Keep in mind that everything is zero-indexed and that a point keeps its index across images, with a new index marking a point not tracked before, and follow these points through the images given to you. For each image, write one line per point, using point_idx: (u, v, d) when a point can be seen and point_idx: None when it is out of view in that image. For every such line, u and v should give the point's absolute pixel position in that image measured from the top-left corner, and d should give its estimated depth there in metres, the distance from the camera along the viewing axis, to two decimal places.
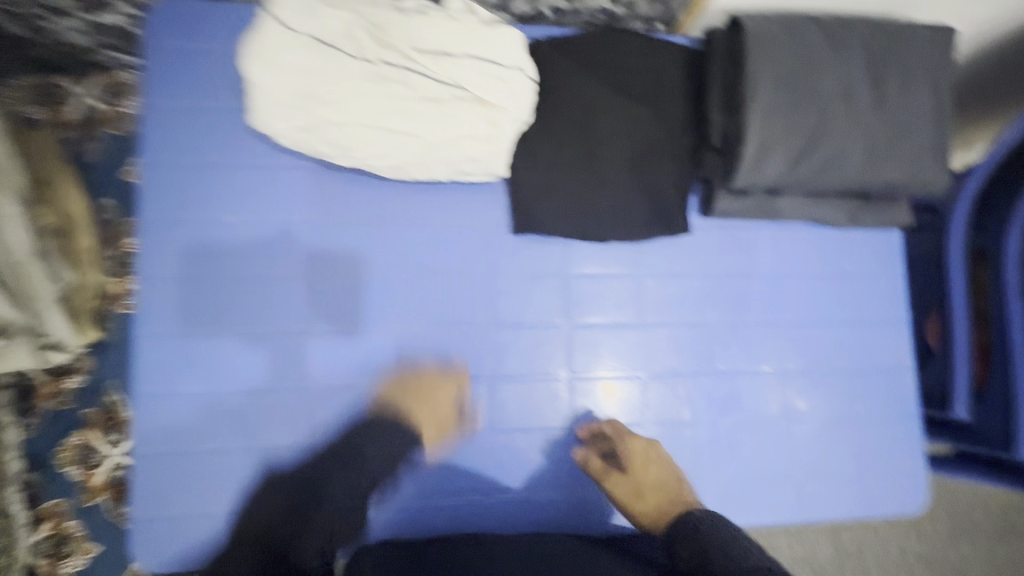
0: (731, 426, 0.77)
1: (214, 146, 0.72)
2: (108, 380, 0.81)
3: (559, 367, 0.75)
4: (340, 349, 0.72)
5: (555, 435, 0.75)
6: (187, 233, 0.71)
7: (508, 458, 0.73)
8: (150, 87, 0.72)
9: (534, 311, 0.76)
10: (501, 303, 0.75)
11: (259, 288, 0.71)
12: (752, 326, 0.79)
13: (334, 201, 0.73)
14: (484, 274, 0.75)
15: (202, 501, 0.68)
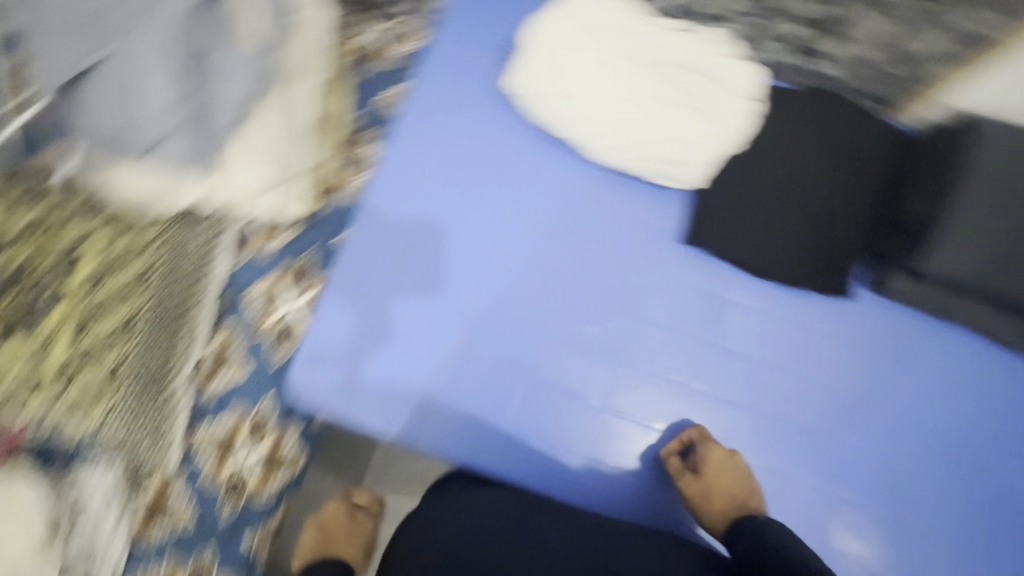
0: (830, 500, 0.75)
1: (467, 91, 0.88)
2: (307, 247, 0.97)
3: (679, 374, 0.79)
4: (493, 290, 0.82)
5: (653, 432, 0.78)
6: (422, 151, 0.87)
7: (603, 433, 0.78)
8: (440, 36, 0.90)
9: (670, 323, 0.80)
10: (642, 305, 0.81)
11: (457, 211, 0.85)
12: (883, 411, 0.77)
13: (535, 169, 0.85)
14: (634, 274, 0.82)
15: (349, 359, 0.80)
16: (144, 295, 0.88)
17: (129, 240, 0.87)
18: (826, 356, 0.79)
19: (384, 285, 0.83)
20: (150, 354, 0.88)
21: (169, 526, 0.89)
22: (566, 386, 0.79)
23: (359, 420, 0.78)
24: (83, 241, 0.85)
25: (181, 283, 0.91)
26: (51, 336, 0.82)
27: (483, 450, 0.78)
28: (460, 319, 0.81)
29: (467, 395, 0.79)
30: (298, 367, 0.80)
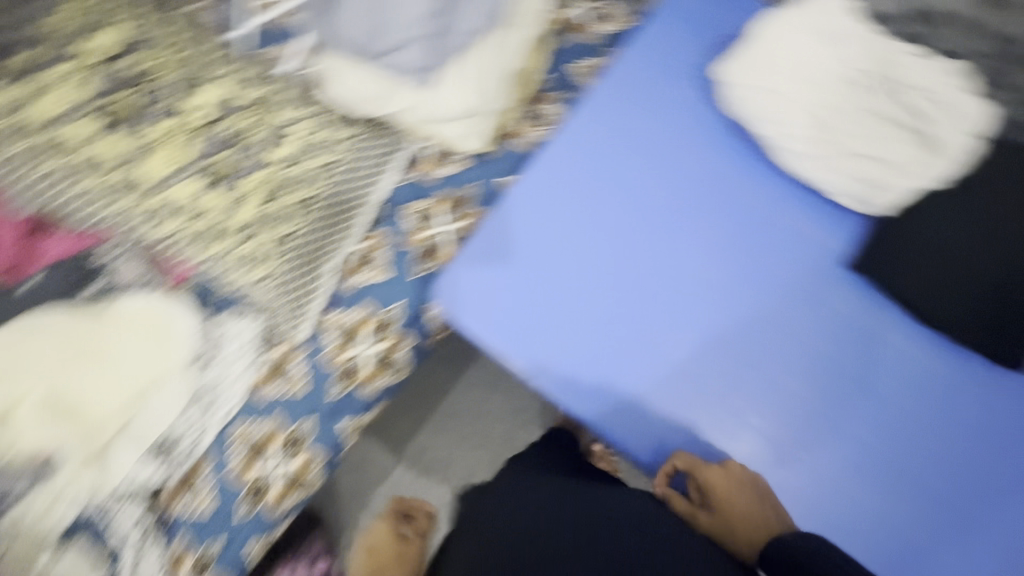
0: (924, 541, 0.81)
1: (670, 73, 0.92)
2: (470, 181, 1.04)
3: (806, 388, 0.84)
4: (653, 272, 0.86)
5: (766, 436, 0.84)
6: (614, 118, 0.91)
7: (723, 422, 0.84)
8: (656, 17, 0.94)
9: (805, 346, 0.85)
10: (783, 321, 0.85)
11: (634, 183, 0.89)
12: (992, 475, 0.82)
13: (718, 167, 0.89)
14: (782, 292, 0.86)
15: (505, 290, 0.87)
16: (324, 184, 1.01)
17: (327, 139, 1.02)
18: (942, 413, 0.84)
19: (553, 237, 0.88)
20: (313, 233, 0.99)
21: (285, 387, 0.97)
22: (694, 375, 0.84)
23: (501, 347, 0.86)
24: (299, 127, 1.02)
25: (353, 180, 1.02)
26: (247, 194, 0.99)
27: (605, 411, 0.84)
28: (616, 288, 0.86)
29: (605, 357, 0.85)
30: (459, 281, 0.88)
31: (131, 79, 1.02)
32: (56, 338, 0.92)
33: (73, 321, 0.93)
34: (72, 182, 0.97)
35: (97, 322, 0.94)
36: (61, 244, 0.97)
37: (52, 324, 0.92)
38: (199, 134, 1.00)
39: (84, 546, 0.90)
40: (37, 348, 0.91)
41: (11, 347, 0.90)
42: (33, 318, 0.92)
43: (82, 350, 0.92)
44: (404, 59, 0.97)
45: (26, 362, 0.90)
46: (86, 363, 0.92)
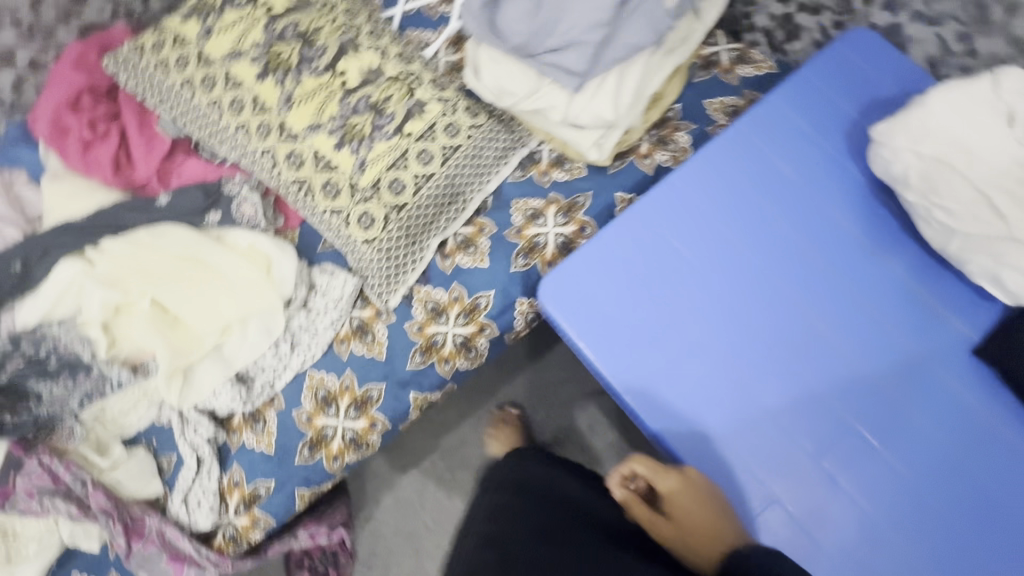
0: None
1: (822, 116, 0.87)
2: (585, 189, 1.02)
3: (919, 477, 0.74)
4: (767, 320, 0.81)
5: (866, 520, 0.73)
6: (753, 150, 0.87)
7: (814, 490, 0.75)
8: (816, 58, 0.89)
9: (923, 439, 0.75)
10: (903, 407, 0.77)
11: (763, 219, 0.84)
12: None
13: (855, 227, 0.83)
14: (908, 375, 0.78)
15: (606, 298, 0.83)
16: (446, 165, 1.03)
17: (455, 124, 1.05)
18: None
19: (670, 263, 0.84)
20: (425, 209, 1.02)
21: (367, 347, 1.01)
22: (794, 441, 0.77)
23: (590, 355, 0.81)
24: (431, 106, 1.05)
25: (472, 168, 1.05)
26: (368, 162, 1.01)
27: (687, 450, 0.78)
28: (724, 328, 0.81)
29: (698, 390, 0.80)
30: (559, 280, 0.84)
31: (286, 29, 1.03)
32: (177, 250, 0.99)
33: (194, 241, 1.00)
34: (217, 121, 1.03)
35: (214, 246, 1.01)
36: (193, 171, 1.07)
37: (176, 238, 0.99)
38: (338, 96, 1.03)
39: (151, 455, 0.98)
40: (156, 258, 0.97)
41: (135, 250, 0.97)
42: (159, 231, 1.00)
43: (196, 268, 0.99)
44: (558, 70, 0.85)
45: (147, 266, 0.96)
46: (196, 280, 0.97)
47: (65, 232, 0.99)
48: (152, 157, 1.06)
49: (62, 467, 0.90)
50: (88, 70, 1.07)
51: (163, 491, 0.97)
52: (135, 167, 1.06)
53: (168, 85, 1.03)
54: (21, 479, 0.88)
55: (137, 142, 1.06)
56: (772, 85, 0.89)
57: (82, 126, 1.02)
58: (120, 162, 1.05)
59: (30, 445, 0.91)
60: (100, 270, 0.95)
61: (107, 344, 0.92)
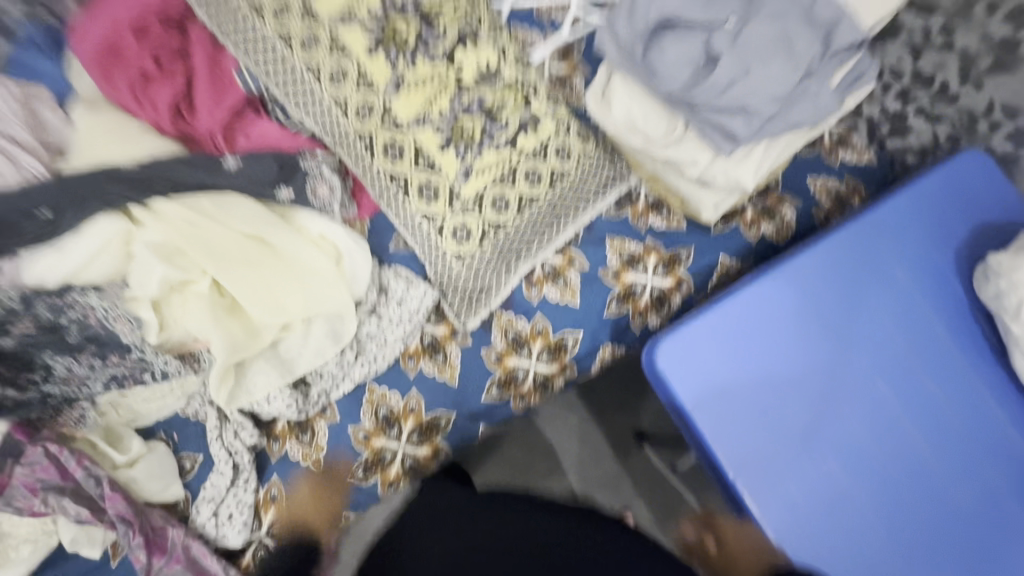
0: None
1: (936, 228, 0.90)
2: (685, 244, 1.00)
3: None
4: (847, 394, 0.84)
5: None
6: (871, 247, 0.89)
7: None
8: (939, 170, 0.92)
9: (950, 515, 0.80)
10: (960, 503, 0.80)
11: (872, 316, 0.87)
12: None
13: (937, 316, 0.87)
14: (957, 461, 0.82)
15: (717, 366, 0.83)
16: (552, 189, 0.98)
17: (567, 147, 0.99)
18: None
19: (760, 308, 0.85)
20: (524, 232, 0.96)
21: (438, 368, 0.94)
22: (841, 495, 0.80)
23: (694, 420, 0.81)
24: (546, 124, 0.98)
25: (576, 197, 1.00)
26: (474, 170, 0.93)
27: (775, 530, 0.78)
28: (794, 372, 0.84)
29: (791, 473, 0.81)
30: (673, 341, 0.83)
31: (406, 3, 0.92)
32: (245, 227, 0.85)
33: (264, 219, 0.87)
34: (311, 88, 0.90)
35: (285, 229, 0.88)
36: (264, 134, 0.92)
37: (242, 211, 0.86)
38: (450, 90, 0.93)
39: (172, 451, 0.87)
40: (218, 232, 0.83)
41: (197, 220, 0.83)
42: (225, 201, 0.86)
43: (263, 252, 0.85)
44: (715, 135, 0.82)
45: (208, 241, 0.82)
46: (264, 268, 0.85)
47: (107, 172, 0.81)
48: (217, 108, 0.90)
49: (75, 462, 0.77)
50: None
51: (184, 496, 0.85)
52: (195, 116, 0.90)
53: (262, 39, 0.91)
54: (20, 470, 0.74)
55: (202, 88, 0.90)
56: (896, 187, 0.92)
57: (143, 58, 0.88)
58: (179, 109, 0.90)
59: (33, 431, 0.76)
60: (153, 235, 0.80)
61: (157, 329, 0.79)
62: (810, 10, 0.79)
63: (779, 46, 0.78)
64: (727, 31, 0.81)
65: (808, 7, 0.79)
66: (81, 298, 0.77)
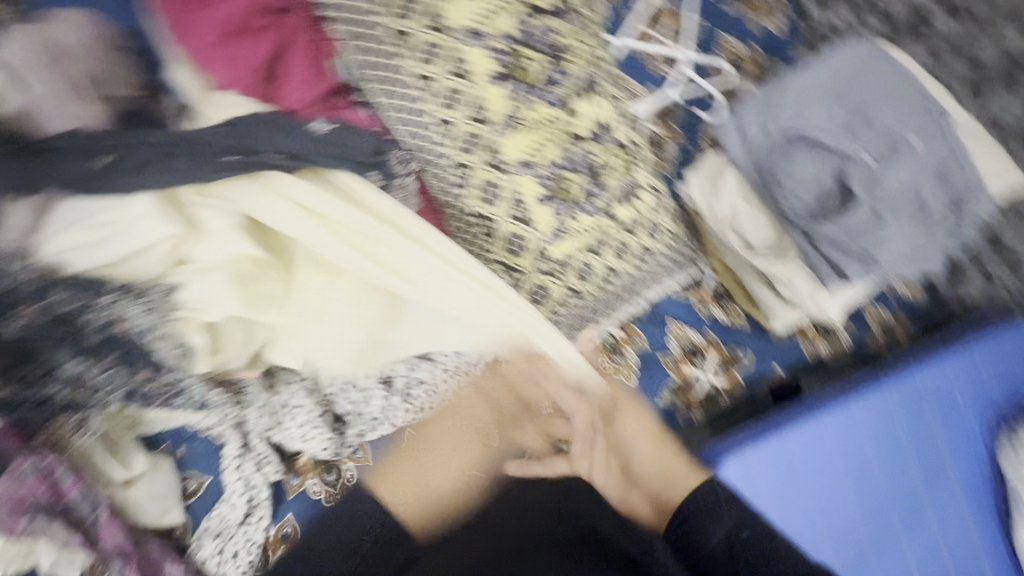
0: None
1: (979, 390, 0.94)
2: (744, 346, 1.00)
3: None
4: (873, 535, 0.87)
5: None
6: (920, 396, 0.92)
7: None
8: (992, 334, 0.97)
9: None
10: None
11: (907, 464, 0.90)
12: None
13: (961, 472, 0.92)
14: None
15: (764, 487, 0.84)
16: (636, 265, 0.93)
17: (658, 224, 0.94)
18: None
19: (809, 436, 0.87)
20: (597, 302, 0.92)
21: None
22: None
23: None
24: (645, 197, 0.92)
25: (654, 275, 0.96)
26: (566, 231, 0.87)
27: None
28: (828, 503, 0.86)
29: None
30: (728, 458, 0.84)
31: (538, 33, 0.82)
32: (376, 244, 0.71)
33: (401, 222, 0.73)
34: (413, 98, 0.79)
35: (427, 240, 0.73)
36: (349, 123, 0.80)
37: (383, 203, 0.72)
38: (561, 140, 0.85)
39: (174, 468, 0.78)
40: (347, 220, 0.70)
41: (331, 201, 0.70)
42: (349, 189, 0.72)
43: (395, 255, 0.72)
44: (826, 267, 0.82)
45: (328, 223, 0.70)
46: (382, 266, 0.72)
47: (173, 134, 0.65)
48: (308, 88, 0.80)
49: (71, 479, 0.67)
50: None
51: (181, 522, 0.76)
52: (282, 90, 0.80)
53: (371, 23, 0.78)
54: (5, 483, 0.62)
55: (298, 62, 0.81)
56: (950, 343, 0.96)
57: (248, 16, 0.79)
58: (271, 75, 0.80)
59: (25, 438, 0.65)
60: (275, 208, 0.69)
61: (208, 354, 0.73)
62: (944, 170, 0.78)
63: (910, 197, 0.78)
64: (865, 165, 0.80)
65: (945, 165, 0.78)
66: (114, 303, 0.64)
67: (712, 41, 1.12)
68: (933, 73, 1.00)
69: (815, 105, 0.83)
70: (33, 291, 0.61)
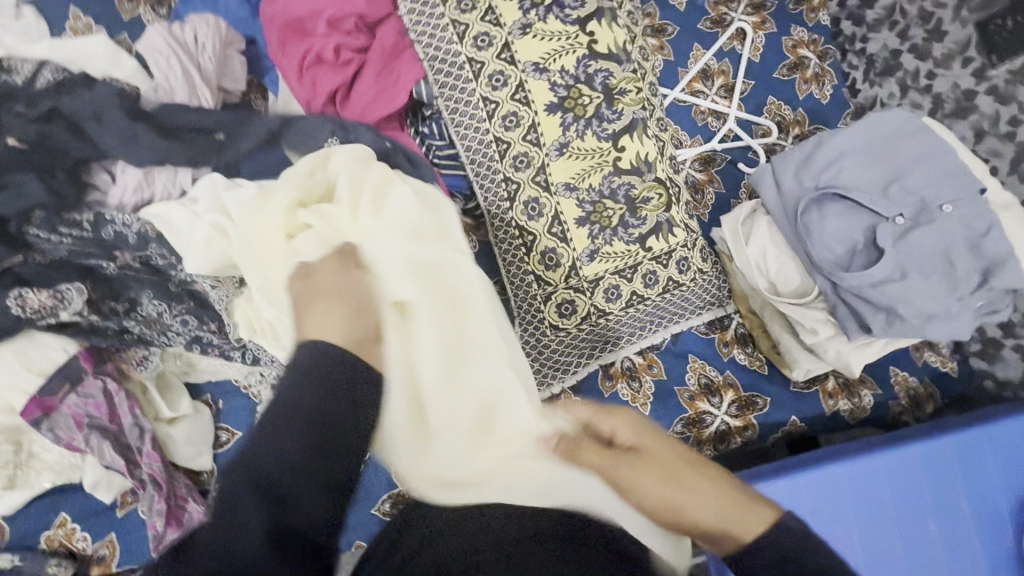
0: None
1: (1010, 471, 0.91)
2: (762, 392, 1.00)
3: None
4: None
5: None
6: (944, 467, 0.90)
7: None
8: None
9: None
10: None
11: (926, 535, 0.87)
12: None
13: (986, 555, 0.87)
14: None
15: None
16: (662, 296, 0.96)
17: (688, 260, 0.97)
18: None
19: (822, 486, 0.86)
20: (621, 326, 0.96)
21: None
22: None
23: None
24: (681, 234, 0.95)
25: (680, 308, 0.99)
26: (599, 253, 0.92)
27: None
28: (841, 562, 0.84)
29: None
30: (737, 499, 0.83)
31: (597, 74, 0.90)
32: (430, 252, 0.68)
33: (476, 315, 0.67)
34: (478, 117, 0.89)
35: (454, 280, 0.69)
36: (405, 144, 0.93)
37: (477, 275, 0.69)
38: (605, 169, 0.92)
39: (212, 417, 0.83)
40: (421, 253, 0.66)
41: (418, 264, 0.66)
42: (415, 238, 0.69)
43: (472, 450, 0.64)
44: (851, 319, 0.85)
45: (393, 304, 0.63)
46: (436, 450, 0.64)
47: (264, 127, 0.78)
48: (375, 110, 0.91)
49: (126, 408, 0.74)
50: None
51: (209, 468, 0.82)
52: (347, 107, 0.91)
53: (453, 52, 0.88)
54: (74, 399, 0.71)
55: (367, 85, 0.90)
56: (985, 418, 0.93)
57: (325, 45, 0.88)
58: (334, 97, 0.91)
59: (99, 361, 0.74)
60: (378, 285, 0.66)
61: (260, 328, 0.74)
62: (978, 241, 0.80)
63: (940, 262, 0.81)
64: (896, 227, 0.83)
65: (980, 236, 0.80)
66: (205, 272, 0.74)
67: (759, 101, 1.19)
68: (976, 151, 1.03)
69: (853, 166, 0.88)
70: (133, 243, 0.73)
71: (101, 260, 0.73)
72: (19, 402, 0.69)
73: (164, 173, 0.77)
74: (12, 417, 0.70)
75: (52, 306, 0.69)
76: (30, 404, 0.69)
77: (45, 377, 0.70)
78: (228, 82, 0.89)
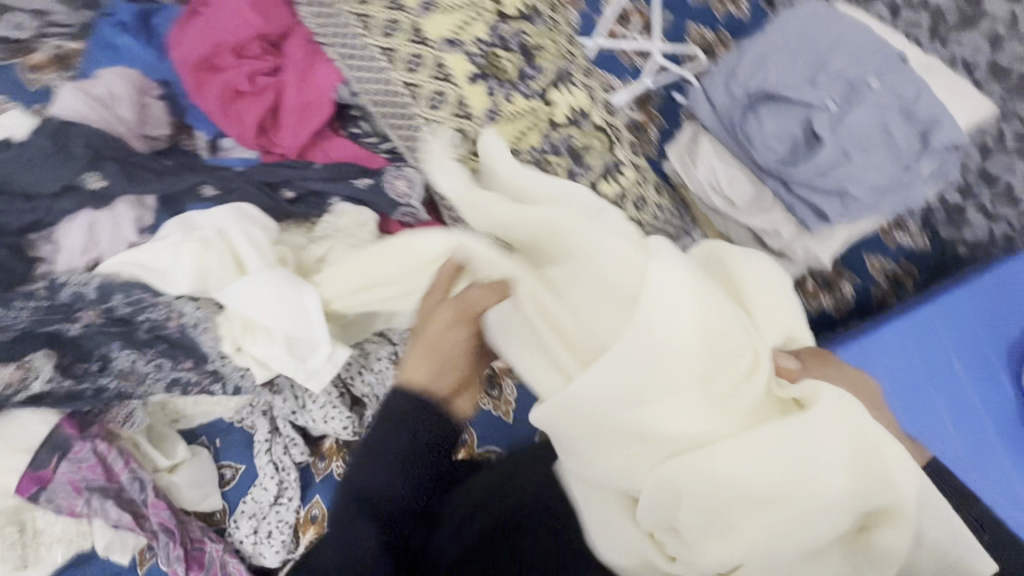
0: None
1: (998, 320, 0.92)
2: None
3: None
4: None
5: None
6: (929, 333, 0.91)
7: None
8: (1006, 263, 0.94)
9: None
10: None
11: (926, 400, 0.88)
12: None
13: (991, 406, 0.88)
14: None
15: None
16: None
17: (643, 198, 0.94)
18: None
19: None
20: None
21: (493, 402, 0.93)
22: None
23: None
24: (628, 173, 0.94)
25: None
26: None
27: None
28: None
29: None
30: None
31: (511, 35, 0.91)
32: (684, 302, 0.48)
33: (690, 293, 0.45)
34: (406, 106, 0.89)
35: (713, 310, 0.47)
36: (350, 154, 0.93)
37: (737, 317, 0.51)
38: (543, 127, 0.91)
39: (212, 457, 0.84)
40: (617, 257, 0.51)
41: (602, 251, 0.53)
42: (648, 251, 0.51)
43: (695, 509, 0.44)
44: (809, 212, 0.87)
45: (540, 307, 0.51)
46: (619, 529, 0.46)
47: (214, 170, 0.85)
48: (302, 128, 0.90)
49: (121, 463, 0.74)
50: (263, 14, 0.90)
51: (220, 507, 0.83)
52: (278, 134, 0.91)
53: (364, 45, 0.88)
54: (66, 466, 0.71)
55: (290, 107, 0.90)
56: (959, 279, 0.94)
57: (239, 76, 0.88)
58: (264, 127, 0.91)
59: (83, 425, 0.73)
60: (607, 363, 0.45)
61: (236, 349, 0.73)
62: (911, 105, 0.81)
63: (881, 135, 0.82)
64: (832, 112, 0.84)
65: (911, 100, 0.81)
66: (175, 302, 0.72)
67: (680, 32, 1.20)
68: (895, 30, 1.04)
69: (781, 62, 0.88)
70: (93, 297, 0.70)
71: (64, 322, 0.70)
72: (12, 482, 0.69)
73: (107, 231, 0.77)
74: (8, 498, 0.70)
75: (22, 378, 0.69)
76: (23, 482, 0.69)
77: (32, 451, 0.70)
78: (152, 129, 0.89)
